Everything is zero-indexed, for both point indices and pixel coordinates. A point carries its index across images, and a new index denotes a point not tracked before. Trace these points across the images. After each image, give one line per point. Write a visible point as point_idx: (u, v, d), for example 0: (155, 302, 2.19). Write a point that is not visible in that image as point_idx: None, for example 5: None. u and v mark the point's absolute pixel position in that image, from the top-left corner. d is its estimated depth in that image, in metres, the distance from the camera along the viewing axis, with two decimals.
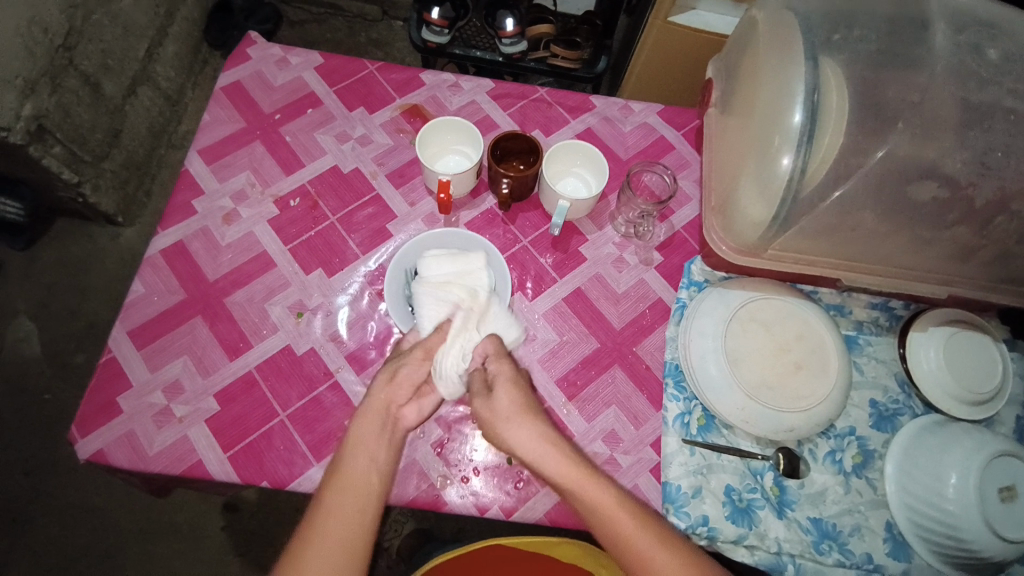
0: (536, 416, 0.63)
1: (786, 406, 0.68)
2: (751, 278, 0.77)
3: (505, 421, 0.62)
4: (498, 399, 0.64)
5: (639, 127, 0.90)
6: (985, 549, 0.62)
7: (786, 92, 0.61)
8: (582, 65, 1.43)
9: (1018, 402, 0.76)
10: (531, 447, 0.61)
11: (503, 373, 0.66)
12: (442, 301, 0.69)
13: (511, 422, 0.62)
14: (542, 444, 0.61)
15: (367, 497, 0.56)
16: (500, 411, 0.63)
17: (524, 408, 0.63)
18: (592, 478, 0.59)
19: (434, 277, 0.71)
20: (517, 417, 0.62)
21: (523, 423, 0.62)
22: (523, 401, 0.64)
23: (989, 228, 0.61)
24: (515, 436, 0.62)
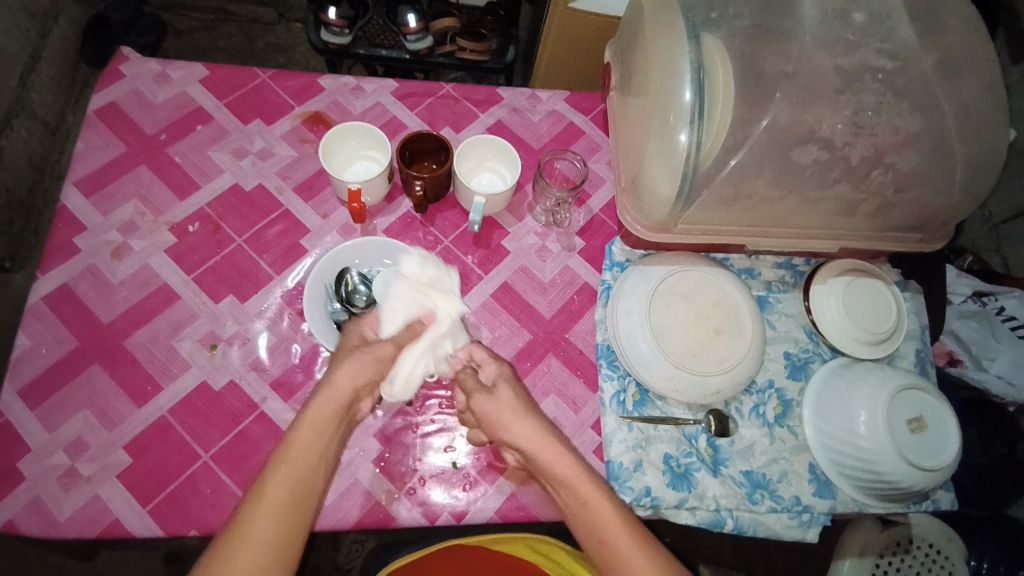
0: (534, 414, 0.64)
1: (711, 370, 0.71)
2: (668, 253, 0.79)
3: (507, 416, 0.63)
4: (499, 396, 0.64)
5: (549, 115, 0.90)
6: (901, 478, 0.68)
7: (675, 70, 0.63)
8: (492, 56, 1.41)
9: (915, 337, 0.83)
10: (534, 441, 0.62)
11: (501, 375, 0.67)
12: (414, 301, 0.67)
13: (516, 418, 0.63)
14: (541, 434, 0.62)
15: (305, 494, 0.54)
16: (497, 411, 0.63)
17: (525, 406, 0.65)
18: (560, 463, 0.61)
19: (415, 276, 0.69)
20: (519, 414, 0.63)
21: (520, 422, 0.63)
22: (513, 398, 0.65)
23: (867, 182, 0.66)
24: (519, 433, 0.62)
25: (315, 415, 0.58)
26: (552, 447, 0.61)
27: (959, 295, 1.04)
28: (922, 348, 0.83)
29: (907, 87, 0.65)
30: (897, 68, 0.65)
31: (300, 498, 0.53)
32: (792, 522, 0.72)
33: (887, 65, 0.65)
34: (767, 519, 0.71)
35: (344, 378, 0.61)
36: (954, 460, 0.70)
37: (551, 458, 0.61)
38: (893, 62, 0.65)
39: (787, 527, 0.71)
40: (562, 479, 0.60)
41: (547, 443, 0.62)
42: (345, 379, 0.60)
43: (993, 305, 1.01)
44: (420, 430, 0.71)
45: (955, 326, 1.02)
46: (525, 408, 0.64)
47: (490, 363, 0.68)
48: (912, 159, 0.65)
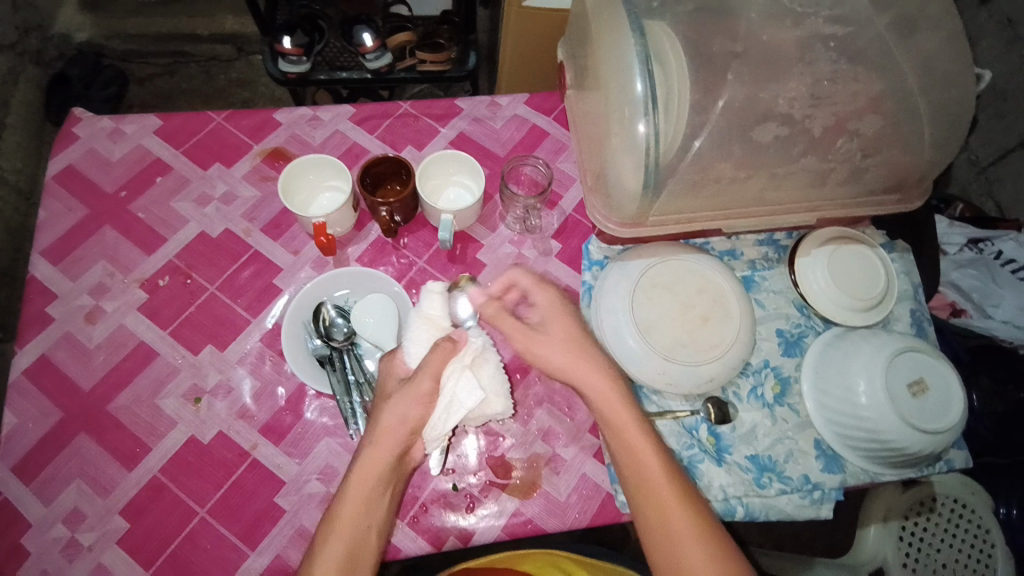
0: (589, 348, 0.65)
1: (702, 359, 0.70)
2: (645, 245, 0.78)
3: (558, 352, 0.64)
4: (553, 333, 0.65)
5: (511, 121, 0.89)
6: (906, 443, 0.66)
7: (625, 61, 0.61)
8: (453, 64, 1.40)
9: (908, 297, 0.81)
10: (590, 385, 0.62)
11: (551, 309, 0.67)
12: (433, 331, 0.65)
13: (571, 354, 0.64)
14: (602, 377, 0.63)
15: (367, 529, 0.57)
16: (548, 344, 0.65)
17: (579, 341, 0.65)
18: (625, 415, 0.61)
19: (431, 312, 0.66)
20: (574, 348, 0.64)
21: (570, 361, 0.63)
22: (570, 339, 0.65)
23: (832, 151, 0.64)
24: (571, 365, 0.63)
25: (362, 476, 0.58)
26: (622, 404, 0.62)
27: (954, 244, 1.05)
28: (917, 307, 0.80)
29: (861, 49, 0.63)
30: (849, 32, 0.63)
31: (358, 540, 0.56)
32: (803, 501, 0.70)
33: (839, 30, 0.63)
34: (778, 502, 0.69)
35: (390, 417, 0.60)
36: (961, 418, 0.68)
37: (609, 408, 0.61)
38: (845, 26, 0.64)
39: (800, 507, 0.70)
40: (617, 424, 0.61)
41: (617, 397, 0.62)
42: (392, 417, 0.60)
43: (991, 249, 1.02)
44: None
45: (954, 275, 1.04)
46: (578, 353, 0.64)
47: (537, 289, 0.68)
48: (877, 122, 0.63)
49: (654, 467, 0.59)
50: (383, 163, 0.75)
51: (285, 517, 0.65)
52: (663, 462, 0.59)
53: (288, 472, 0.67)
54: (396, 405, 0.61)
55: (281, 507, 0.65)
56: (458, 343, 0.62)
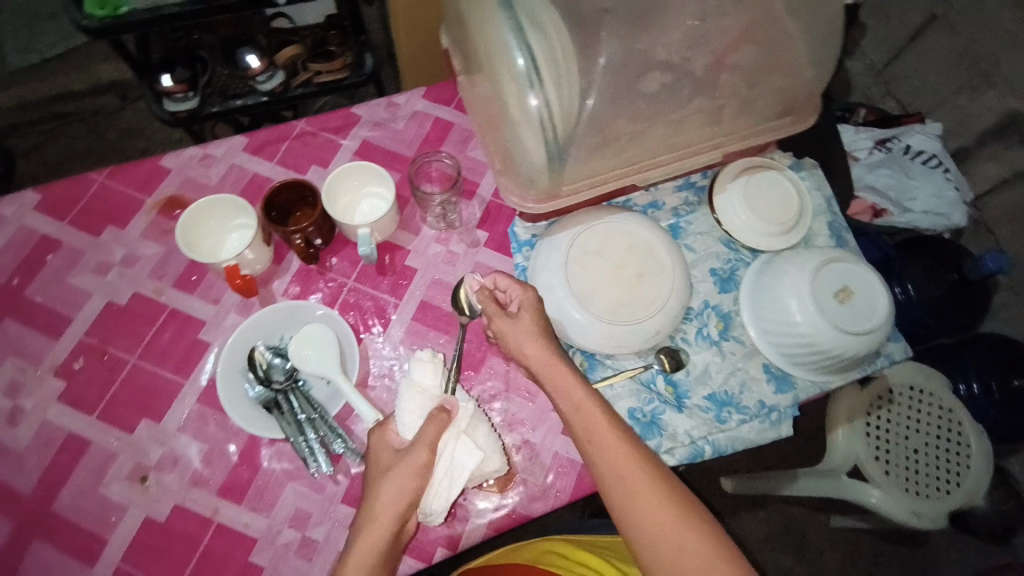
0: (552, 340, 0.64)
1: (643, 315, 0.71)
2: (569, 216, 0.78)
3: (528, 341, 0.64)
4: (521, 321, 0.65)
5: (412, 118, 0.87)
6: (844, 349, 0.70)
7: (501, 37, 0.60)
8: (350, 70, 1.35)
9: (824, 211, 0.84)
10: (539, 361, 0.63)
11: (526, 301, 0.66)
12: (425, 398, 0.63)
13: (535, 344, 0.64)
14: (552, 358, 0.63)
15: None
16: (516, 335, 0.65)
17: (544, 333, 0.65)
18: (598, 415, 0.59)
19: (422, 380, 0.64)
20: (538, 338, 0.64)
21: (533, 347, 0.64)
22: (535, 335, 0.64)
23: (719, 88, 0.65)
24: (533, 354, 0.63)
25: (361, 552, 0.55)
26: (591, 401, 0.60)
27: (865, 149, 1.19)
28: (833, 219, 0.84)
29: None
30: None
31: None
32: (765, 426, 0.73)
33: None
34: (741, 431, 0.72)
35: (387, 491, 0.57)
36: (889, 312, 0.71)
37: (580, 408, 0.60)
38: None
39: (763, 433, 0.72)
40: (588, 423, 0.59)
41: (586, 396, 0.61)
42: (388, 490, 0.57)
43: (899, 146, 1.18)
44: None
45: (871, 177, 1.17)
46: (551, 359, 0.63)
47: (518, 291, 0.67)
48: (755, 50, 0.65)
49: (642, 484, 0.55)
50: (285, 189, 0.72)
51: (265, 571, 0.63)
52: (644, 474, 0.56)
53: (257, 527, 0.65)
54: (388, 473, 0.58)
55: (258, 564, 0.63)
56: (451, 412, 0.61)
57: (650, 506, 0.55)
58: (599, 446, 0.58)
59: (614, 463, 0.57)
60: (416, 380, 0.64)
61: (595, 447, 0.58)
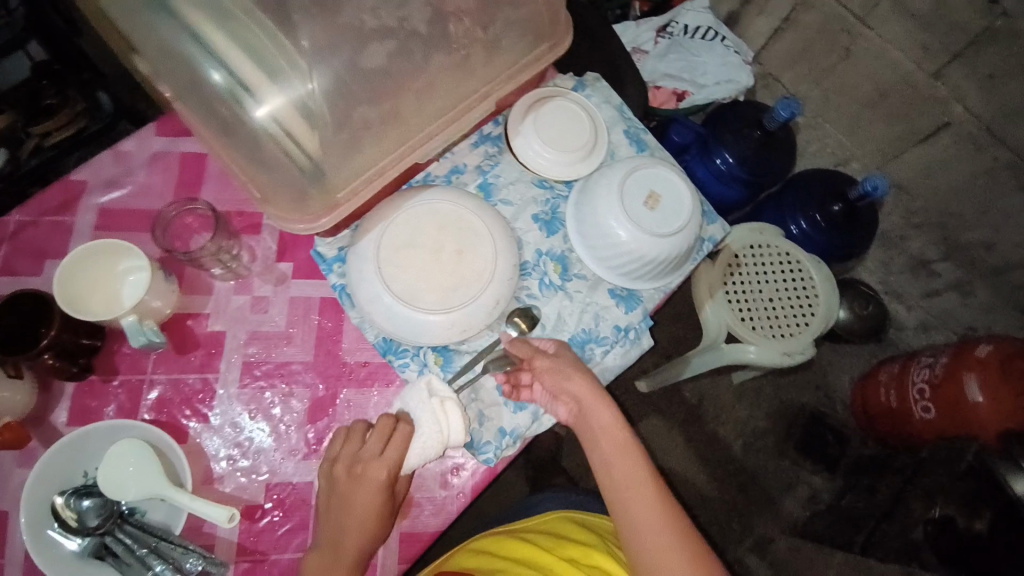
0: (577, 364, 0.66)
1: (475, 291, 0.67)
2: (369, 214, 0.71)
3: (559, 365, 0.65)
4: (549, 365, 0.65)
5: (152, 163, 0.73)
6: (669, 250, 0.72)
7: (183, 57, 0.51)
8: (86, 119, 1.10)
9: (618, 120, 0.84)
10: (562, 377, 0.65)
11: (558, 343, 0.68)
12: (430, 442, 0.60)
13: (557, 371, 0.65)
14: (575, 373, 0.65)
15: None
16: (544, 368, 0.65)
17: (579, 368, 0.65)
18: (610, 420, 0.63)
19: (445, 423, 0.60)
20: (555, 362, 0.65)
21: (553, 364, 0.65)
22: (564, 359, 0.66)
23: (453, 38, 0.61)
24: (550, 371, 0.65)
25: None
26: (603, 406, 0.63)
27: (649, 40, 1.25)
28: (628, 125, 0.84)
29: None
30: None
31: None
32: (627, 347, 0.74)
33: None
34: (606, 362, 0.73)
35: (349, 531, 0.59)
36: (696, 203, 0.74)
37: (597, 412, 0.63)
38: None
39: (627, 354, 0.74)
40: (601, 430, 0.63)
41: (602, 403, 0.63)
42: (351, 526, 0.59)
43: (679, 27, 1.24)
44: (277, 560, 0.63)
45: (665, 65, 1.23)
46: (574, 375, 0.65)
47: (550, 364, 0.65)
48: None
49: (641, 483, 0.61)
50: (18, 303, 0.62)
51: None
52: (645, 480, 0.61)
53: None
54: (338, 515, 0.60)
55: None
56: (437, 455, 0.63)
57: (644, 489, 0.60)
58: (602, 429, 0.63)
59: (614, 456, 0.62)
60: (433, 424, 0.60)
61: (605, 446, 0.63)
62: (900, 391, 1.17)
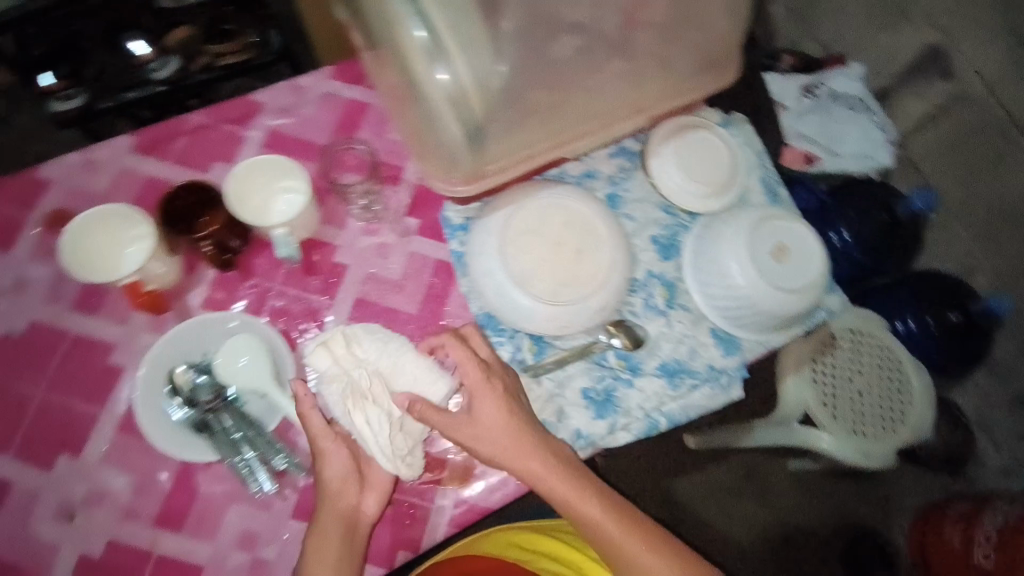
0: (525, 428, 0.62)
1: (585, 292, 0.69)
2: (502, 194, 0.74)
3: (493, 434, 0.61)
4: (484, 415, 0.61)
5: (323, 101, 0.79)
6: (785, 308, 0.70)
7: (395, 8, 0.55)
8: (256, 50, 1.17)
9: (759, 167, 0.83)
10: (493, 448, 0.61)
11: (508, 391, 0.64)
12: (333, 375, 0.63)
13: (502, 437, 0.61)
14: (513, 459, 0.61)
15: None
16: (478, 425, 0.61)
17: (518, 425, 0.62)
18: (565, 494, 0.61)
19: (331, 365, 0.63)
20: (507, 421, 0.61)
21: (483, 434, 0.61)
22: (502, 423, 0.61)
23: (633, 48, 0.60)
24: (483, 447, 0.61)
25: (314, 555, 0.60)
26: (545, 473, 0.61)
27: (794, 98, 1.17)
28: (767, 174, 0.83)
29: None
30: None
31: None
32: (715, 391, 0.72)
33: None
34: (693, 398, 0.72)
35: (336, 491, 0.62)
36: (823, 269, 0.72)
37: (547, 486, 0.61)
38: None
39: (714, 397, 0.72)
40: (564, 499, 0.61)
41: (546, 471, 0.61)
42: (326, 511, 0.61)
43: (823, 91, 1.17)
44: None
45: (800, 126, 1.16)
46: (512, 449, 0.61)
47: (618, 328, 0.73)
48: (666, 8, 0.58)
49: (616, 535, 0.61)
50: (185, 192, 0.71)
51: None
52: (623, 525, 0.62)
53: (201, 553, 0.63)
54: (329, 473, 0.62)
55: None
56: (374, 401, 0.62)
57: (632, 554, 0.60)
58: (556, 497, 0.61)
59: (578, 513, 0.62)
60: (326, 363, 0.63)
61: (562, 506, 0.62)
62: (967, 536, 1.06)
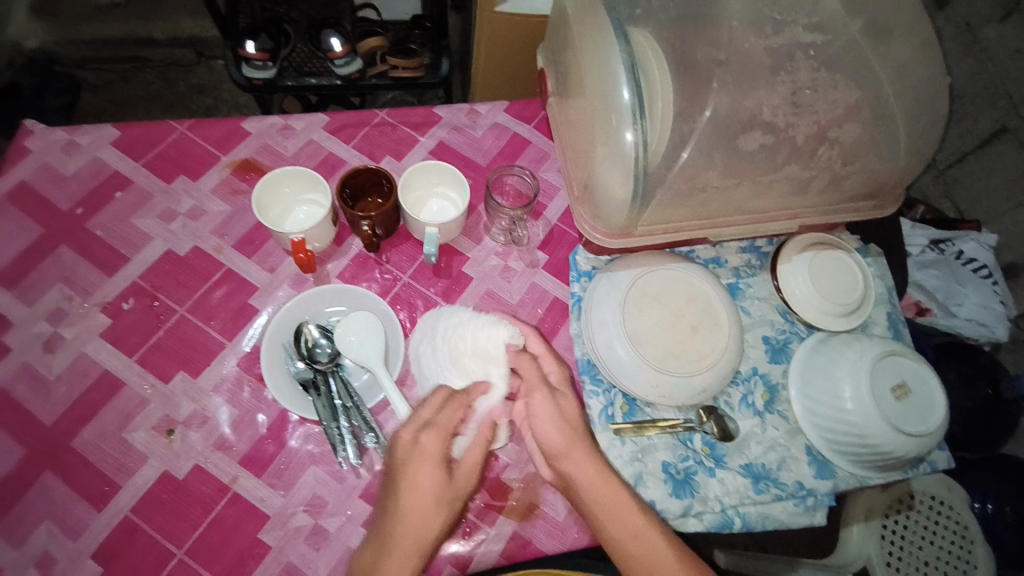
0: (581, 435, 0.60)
1: (694, 369, 0.70)
2: (634, 255, 0.78)
3: (551, 421, 0.60)
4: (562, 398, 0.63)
5: (491, 129, 0.87)
6: (894, 447, 0.68)
7: (609, 72, 0.61)
8: (426, 70, 1.31)
9: (884, 300, 0.83)
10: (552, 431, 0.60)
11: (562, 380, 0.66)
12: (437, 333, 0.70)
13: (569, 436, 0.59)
14: (589, 468, 0.58)
15: None
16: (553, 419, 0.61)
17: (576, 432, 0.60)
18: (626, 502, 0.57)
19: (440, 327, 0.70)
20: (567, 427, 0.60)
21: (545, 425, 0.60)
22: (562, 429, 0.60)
23: (815, 158, 0.66)
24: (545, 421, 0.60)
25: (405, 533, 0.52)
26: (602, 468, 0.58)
27: (917, 246, 1.10)
28: (892, 310, 0.83)
29: (841, 58, 0.65)
30: (829, 40, 0.65)
31: None
32: (797, 508, 0.71)
33: (817, 39, 0.65)
34: (773, 509, 0.70)
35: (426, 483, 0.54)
36: (940, 419, 0.70)
37: (609, 493, 0.57)
38: (823, 34, 0.65)
39: (794, 514, 0.70)
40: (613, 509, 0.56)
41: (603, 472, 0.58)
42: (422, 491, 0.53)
43: (952, 250, 1.07)
44: None
45: (919, 277, 1.09)
46: (569, 438, 0.59)
47: (709, 416, 0.72)
48: (856, 130, 0.65)
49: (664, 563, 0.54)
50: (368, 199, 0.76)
51: (270, 554, 0.62)
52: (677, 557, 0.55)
53: (271, 505, 0.64)
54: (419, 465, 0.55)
55: (265, 544, 0.62)
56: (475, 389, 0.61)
57: None
58: (612, 508, 0.56)
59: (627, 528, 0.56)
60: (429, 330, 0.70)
61: (602, 514, 0.56)
62: None
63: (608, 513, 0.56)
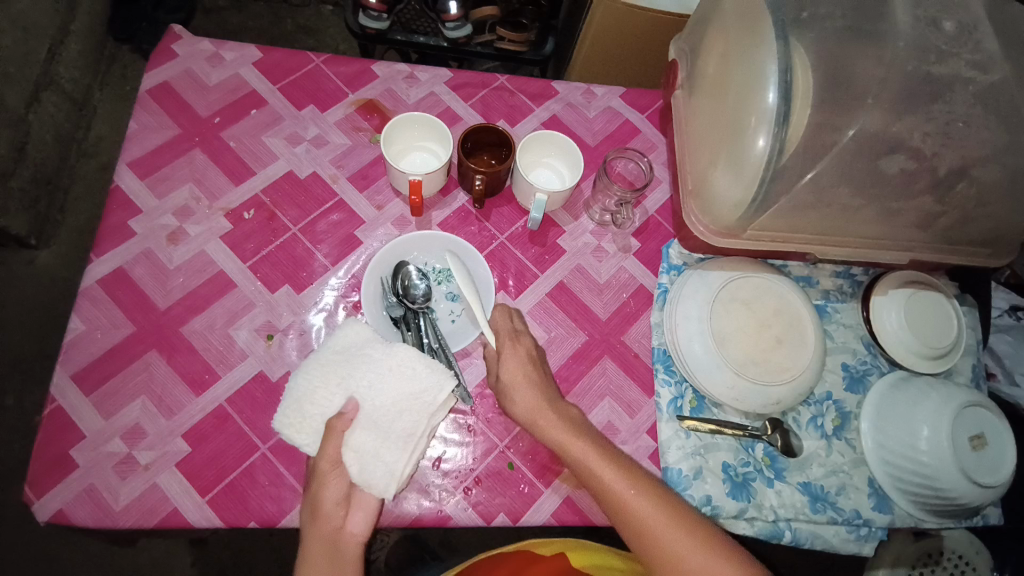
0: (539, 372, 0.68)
1: (771, 380, 0.70)
2: (727, 258, 0.78)
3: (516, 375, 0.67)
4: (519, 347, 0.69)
5: (604, 112, 0.88)
6: (961, 495, 0.67)
7: (758, 73, 0.61)
8: (530, 47, 1.32)
9: (972, 352, 0.82)
10: (516, 380, 0.67)
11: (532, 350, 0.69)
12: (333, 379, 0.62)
13: (511, 361, 0.68)
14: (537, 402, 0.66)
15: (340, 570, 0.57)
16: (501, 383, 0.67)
17: (527, 363, 0.68)
18: (587, 452, 0.62)
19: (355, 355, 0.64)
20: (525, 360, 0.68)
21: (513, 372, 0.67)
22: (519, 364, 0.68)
23: (950, 194, 0.65)
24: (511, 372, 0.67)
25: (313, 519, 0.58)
26: (547, 414, 0.65)
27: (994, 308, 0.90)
28: (978, 362, 0.81)
29: (998, 96, 0.64)
30: (988, 78, 0.64)
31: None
32: (849, 536, 0.71)
33: (977, 75, 0.64)
34: (825, 530, 0.70)
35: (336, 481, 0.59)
36: (1010, 475, 0.69)
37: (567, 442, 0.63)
38: (982, 72, 0.64)
39: (845, 541, 0.71)
40: (573, 453, 0.62)
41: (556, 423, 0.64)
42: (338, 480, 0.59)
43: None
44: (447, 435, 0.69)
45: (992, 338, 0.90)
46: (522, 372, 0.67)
47: (775, 431, 0.72)
48: (999, 173, 0.64)
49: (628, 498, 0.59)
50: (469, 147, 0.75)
51: None
52: (647, 498, 0.58)
53: None
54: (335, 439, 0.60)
55: None
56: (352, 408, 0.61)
57: (648, 517, 0.57)
58: (577, 451, 0.62)
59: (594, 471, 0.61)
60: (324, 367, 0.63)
61: (573, 461, 0.62)
62: None
63: (579, 457, 0.62)
